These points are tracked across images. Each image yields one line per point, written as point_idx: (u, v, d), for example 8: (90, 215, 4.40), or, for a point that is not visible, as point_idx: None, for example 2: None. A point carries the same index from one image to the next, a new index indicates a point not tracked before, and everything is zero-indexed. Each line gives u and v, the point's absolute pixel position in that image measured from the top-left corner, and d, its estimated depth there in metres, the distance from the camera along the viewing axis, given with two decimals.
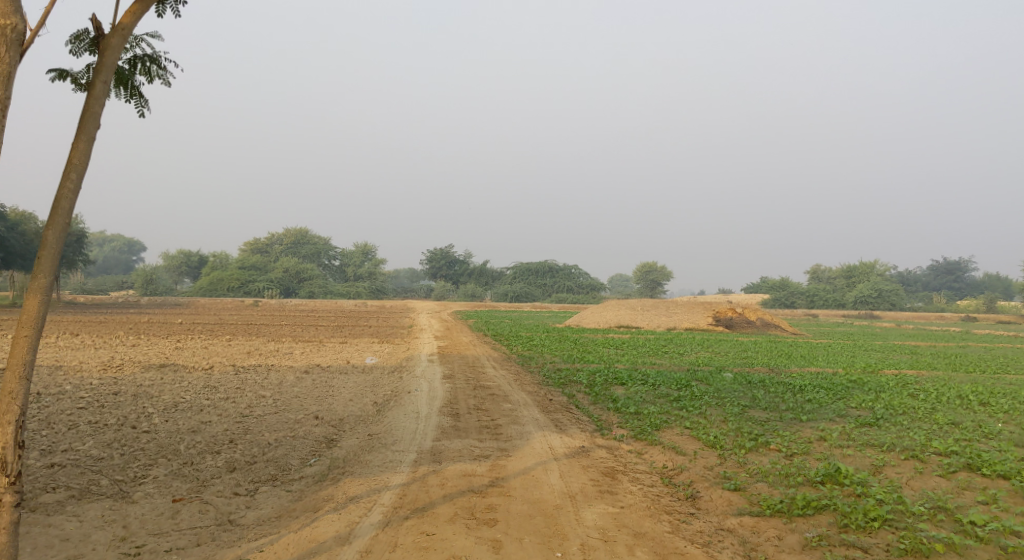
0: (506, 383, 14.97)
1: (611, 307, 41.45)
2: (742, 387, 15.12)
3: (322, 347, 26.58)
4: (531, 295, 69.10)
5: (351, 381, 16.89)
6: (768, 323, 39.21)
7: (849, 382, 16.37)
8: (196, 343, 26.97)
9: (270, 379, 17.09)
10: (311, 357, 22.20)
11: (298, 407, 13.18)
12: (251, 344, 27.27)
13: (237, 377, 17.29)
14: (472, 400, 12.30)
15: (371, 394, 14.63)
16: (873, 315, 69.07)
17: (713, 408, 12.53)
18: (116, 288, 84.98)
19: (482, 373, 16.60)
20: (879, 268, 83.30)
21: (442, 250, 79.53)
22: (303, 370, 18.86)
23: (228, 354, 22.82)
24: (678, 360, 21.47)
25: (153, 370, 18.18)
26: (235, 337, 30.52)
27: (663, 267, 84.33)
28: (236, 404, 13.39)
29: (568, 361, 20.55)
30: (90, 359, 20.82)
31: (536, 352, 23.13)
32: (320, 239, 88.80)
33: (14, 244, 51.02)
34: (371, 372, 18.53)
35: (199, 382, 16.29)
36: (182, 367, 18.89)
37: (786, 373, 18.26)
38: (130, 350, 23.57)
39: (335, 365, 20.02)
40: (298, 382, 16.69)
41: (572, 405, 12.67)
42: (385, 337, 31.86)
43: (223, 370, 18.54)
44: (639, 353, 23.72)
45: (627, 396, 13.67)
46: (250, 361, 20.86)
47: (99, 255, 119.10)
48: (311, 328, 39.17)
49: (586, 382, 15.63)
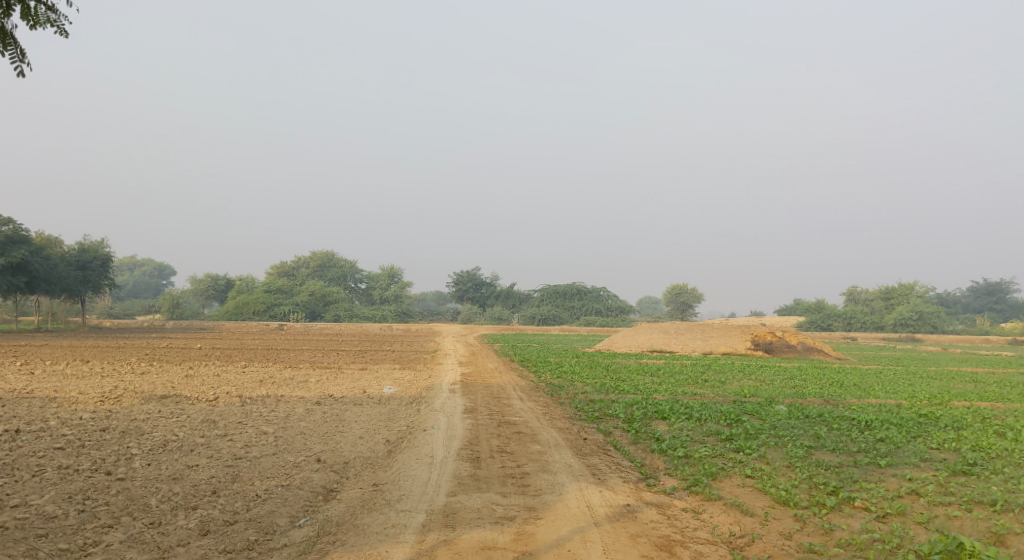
0: (534, 419, 13.36)
1: (643, 330, 39.71)
2: (801, 423, 13.44)
3: (340, 374, 25.16)
4: (559, 318, 67.48)
5: (364, 414, 15.40)
6: (810, 347, 37.21)
7: (921, 416, 14.57)
8: (208, 370, 25.64)
9: (277, 411, 15.63)
10: (327, 385, 20.77)
11: (301, 446, 11.69)
12: (265, 371, 25.92)
13: (240, 409, 15.84)
14: (495, 441, 10.74)
15: (383, 430, 13.10)
16: (915, 339, 66.52)
17: (773, 450, 10.93)
18: (143, 312, 84.75)
19: (506, 406, 15.00)
20: (918, 289, 80.64)
21: (468, 272, 78.49)
22: (314, 401, 17.39)
23: (240, 383, 21.45)
24: (721, 390, 19.80)
25: (154, 401, 16.79)
26: (251, 363, 29.21)
27: (694, 289, 82.39)
28: (231, 443, 11.92)
29: (601, 391, 18.95)
30: (91, 388, 19.48)
31: (566, 380, 21.49)
32: (347, 262, 87.97)
33: (38, 269, 50.38)
34: (388, 403, 17.02)
35: (198, 416, 14.82)
36: (185, 398, 17.46)
37: (845, 405, 16.48)
38: (137, 378, 22.26)
39: (348, 395, 18.54)
40: (306, 416, 15.19)
41: (610, 446, 11.12)
42: (408, 362, 30.45)
43: (228, 401, 17.10)
44: (676, 381, 22.03)
45: (672, 434, 12.05)
46: (260, 390, 19.43)
47: (128, 279, 119.31)
48: (332, 354, 37.80)
49: (623, 416, 14.09)
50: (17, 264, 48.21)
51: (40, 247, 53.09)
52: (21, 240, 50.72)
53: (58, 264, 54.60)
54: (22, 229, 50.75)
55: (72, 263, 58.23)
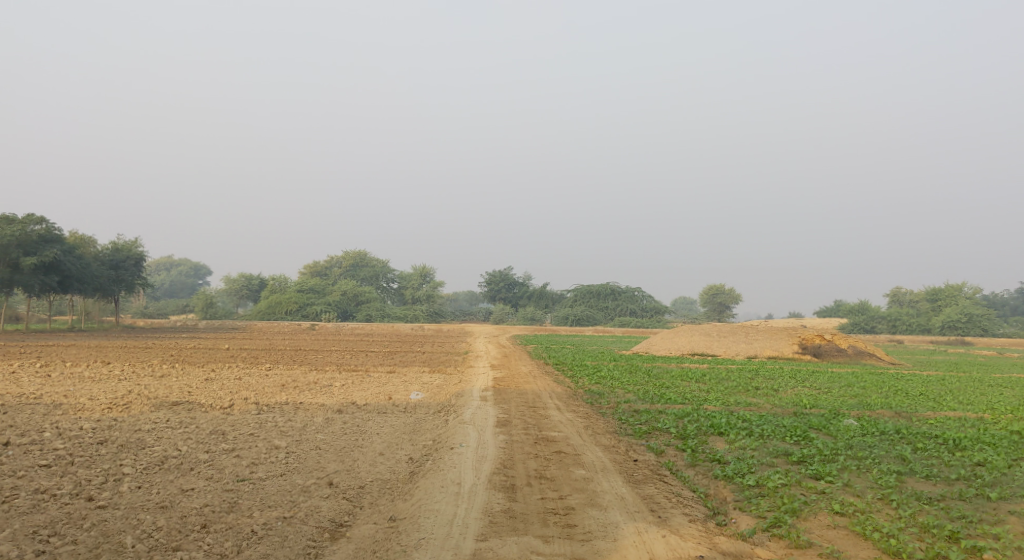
0: (575, 434, 11.90)
1: (683, 332, 38.04)
2: (879, 442, 11.86)
3: (367, 378, 23.92)
4: (593, 319, 65.96)
5: (388, 425, 14.04)
6: (861, 351, 35.26)
7: (1014, 434, 12.89)
8: (231, 373, 24.55)
9: (294, 421, 14.36)
10: (352, 391, 19.55)
11: (314, 465, 10.36)
12: (290, 374, 24.76)
13: (254, 419, 14.56)
14: (533, 463, 9.30)
15: (406, 446, 11.72)
16: (965, 342, 63.90)
17: (857, 477, 9.44)
18: (177, 312, 84.79)
19: (543, 419, 13.54)
20: (966, 291, 77.74)
21: (501, 272, 77.22)
22: (336, 409, 16.09)
23: (260, 388, 20.27)
24: (777, 399, 18.22)
25: (166, 409, 15.60)
26: (275, 366, 28.03)
27: (732, 290, 80.35)
28: (237, 461, 10.63)
29: (645, 399, 17.50)
30: (104, 392, 18.41)
31: (606, 385, 20.10)
32: (378, 262, 87.18)
33: (70, 267, 49.98)
34: (415, 412, 15.71)
35: (208, 427, 13.56)
36: (199, 406, 16.24)
37: (922, 419, 14.80)
38: (155, 381, 21.21)
39: (372, 402, 17.22)
40: (324, 426, 13.89)
41: (666, 470, 9.67)
42: (438, 365, 29.15)
43: (244, 410, 15.84)
44: (726, 389, 20.44)
45: (735, 455, 10.61)
46: (280, 396, 18.20)
47: (164, 279, 120.02)
48: (362, 355, 36.61)
49: (675, 431, 12.62)
50: (49, 263, 47.81)
51: (73, 246, 52.68)
52: (53, 238, 50.33)
53: (90, 263, 54.25)
54: (55, 227, 50.42)
55: (105, 262, 57.97)
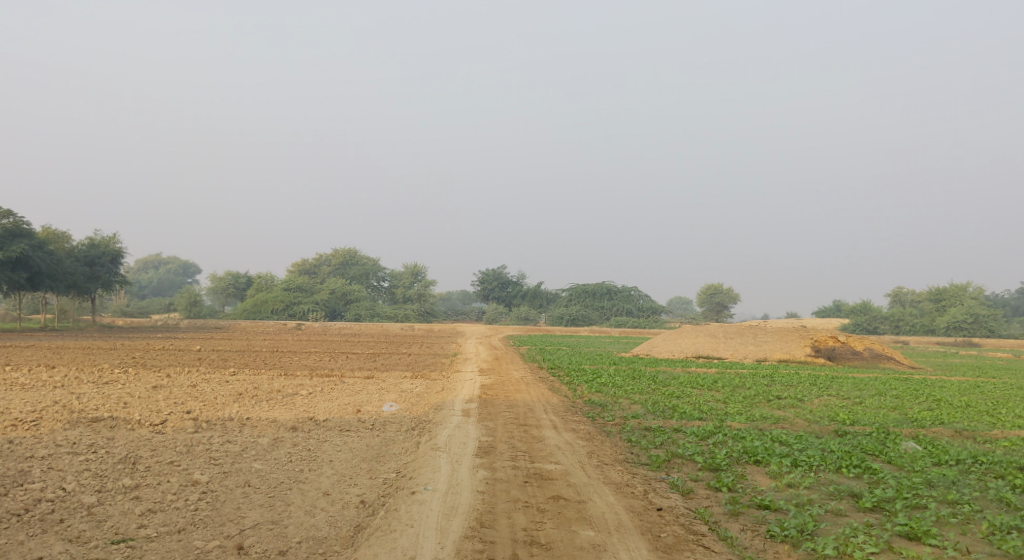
0: (577, 467, 9.33)
1: (687, 333, 35.50)
2: (960, 477, 9.34)
3: (339, 385, 21.27)
4: (589, 319, 63.44)
5: (346, 450, 11.41)
6: (878, 354, 32.76)
7: None
8: (186, 380, 21.82)
9: (231, 444, 11.71)
10: (318, 403, 16.91)
11: (230, 516, 7.79)
12: (254, 381, 22.00)
13: (183, 441, 11.90)
14: (520, 524, 6.78)
15: (357, 485, 9.12)
16: (972, 344, 61.58)
17: (966, 539, 6.96)
18: (161, 311, 81.95)
19: (536, 443, 10.89)
20: (971, 290, 75.40)
21: (495, 270, 74.66)
22: (290, 427, 13.46)
23: (212, 397, 17.58)
24: (808, 413, 15.61)
25: (82, 426, 12.87)
26: (241, 371, 25.24)
27: (730, 290, 77.95)
28: (130, 506, 8.04)
29: (656, 413, 14.91)
30: (24, 404, 15.68)
31: (608, 395, 17.59)
32: (369, 260, 84.47)
33: (40, 264, 46.98)
34: (383, 431, 13.12)
35: (120, 452, 10.87)
36: (124, 421, 13.52)
37: (994, 440, 12.28)
38: (94, 389, 18.44)
39: (335, 418, 14.58)
40: (267, 451, 11.25)
41: (704, 529, 7.18)
42: (422, 369, 26.53)
43: (178, 428, 13.14)
44: (744, 398, 17.93)
45: (787, 500, 8.11)
46: (230, 410, 15.53)
47: (153, 278, 117.36)
48: (343, 357, 33.90)
49: (702, 459, 10.06)
50: (16, 259, 44.87)
51: (44, 242, 49.79)
52: (22, 234, 47.46)
53: (64, 260, 51.35)
54: (23, 222, 47.54)
55: (81, 260, 55.15)
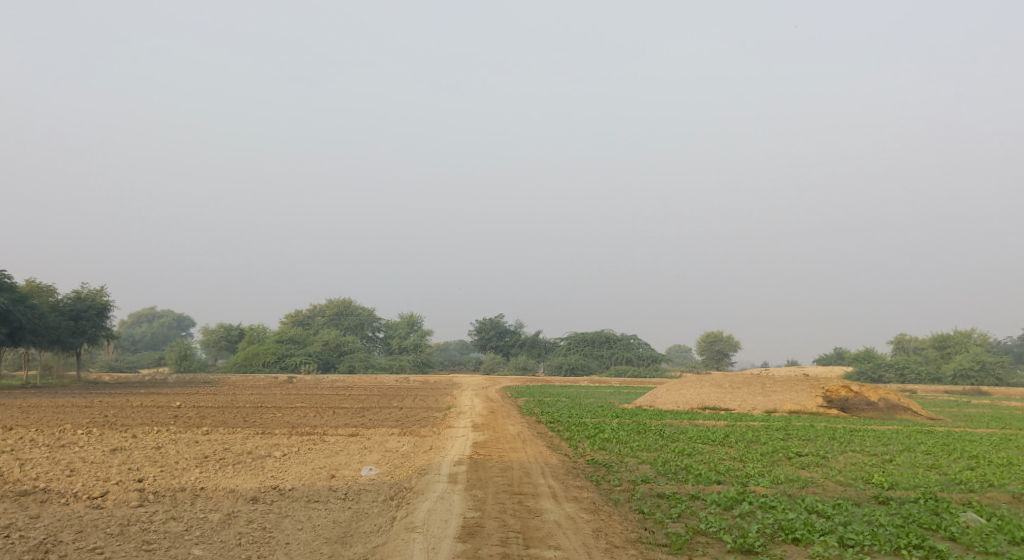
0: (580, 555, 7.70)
1: (691, 383, 33.72)
2: None
3: (319, 445, 19.42)
4: (588, 368, 61.53)
5: (309, 528, 9.69)
6: (893, 404, 30.98)
7: None
8: (150, 441, 19.91)
9: (176, 522, 9.98)
10: (289, 467, 15.09)
11: None
12: (225, 441, 20.14)
13: (119, 518, 10.17)
14: None
15: None
16: (981, 391, 59.82)
17: None
18: (150, 365, 79.77)
19: (531, 518, 9.21)
20: (975, 336, 73.86)
21: (491, 320, 73.02)
22: (249, 498, 11.70)
23: (172, 461, 15.77)
24: (837, 475, 13.83)
25: (6, 503, 11.11)
26: (216, 430, 23.33)
27: (730, 337, 76.37)
28: None
29: (667, 475, 13.13)
30: None
31: (613, 454, 15.79)
32: (364, 310, 82.72)
33: (22, 318, 45.10)
34: (356, 503, 11.37)
35: (37, 535, 9.15)
36: (56, 495, 11.72)
37: None
38: (44, 454, 16.63)
39: (303, 486, 12.81)
40: (215, 532, 9.53)
41: None
42: (412, 425, 24.68)
43: (121, 501, 11.38)
44: (762, 456, 16.16)
45: None
46: (187, 477, 13.72)
47: (144, 333, 115.20)
48: (333, 412, 31.96)
49: (732, 538, 8.36)
50: None
51: (27, 296, 47.96)
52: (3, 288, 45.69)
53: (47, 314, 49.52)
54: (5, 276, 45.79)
55: (66, 314, 53.27)
